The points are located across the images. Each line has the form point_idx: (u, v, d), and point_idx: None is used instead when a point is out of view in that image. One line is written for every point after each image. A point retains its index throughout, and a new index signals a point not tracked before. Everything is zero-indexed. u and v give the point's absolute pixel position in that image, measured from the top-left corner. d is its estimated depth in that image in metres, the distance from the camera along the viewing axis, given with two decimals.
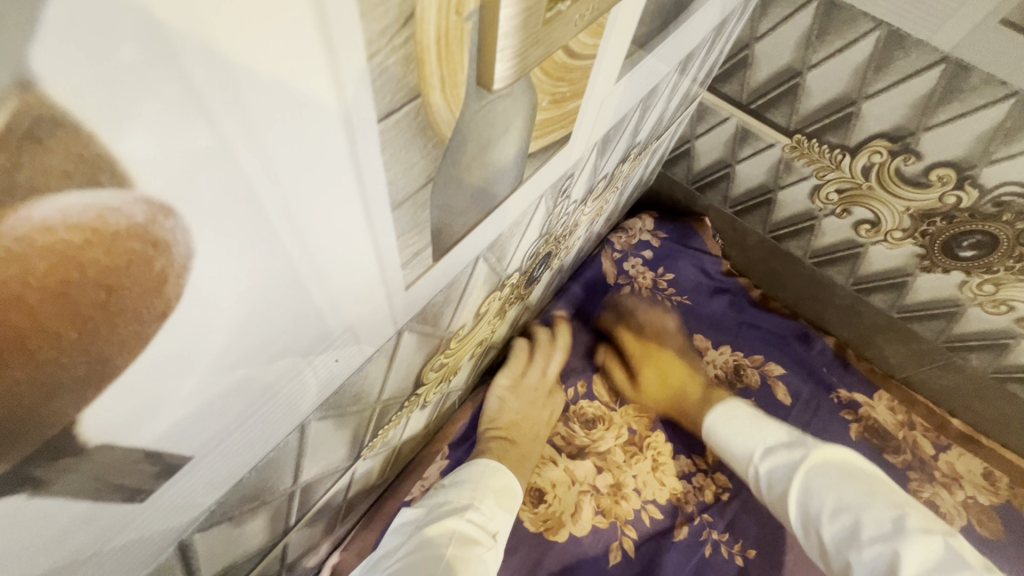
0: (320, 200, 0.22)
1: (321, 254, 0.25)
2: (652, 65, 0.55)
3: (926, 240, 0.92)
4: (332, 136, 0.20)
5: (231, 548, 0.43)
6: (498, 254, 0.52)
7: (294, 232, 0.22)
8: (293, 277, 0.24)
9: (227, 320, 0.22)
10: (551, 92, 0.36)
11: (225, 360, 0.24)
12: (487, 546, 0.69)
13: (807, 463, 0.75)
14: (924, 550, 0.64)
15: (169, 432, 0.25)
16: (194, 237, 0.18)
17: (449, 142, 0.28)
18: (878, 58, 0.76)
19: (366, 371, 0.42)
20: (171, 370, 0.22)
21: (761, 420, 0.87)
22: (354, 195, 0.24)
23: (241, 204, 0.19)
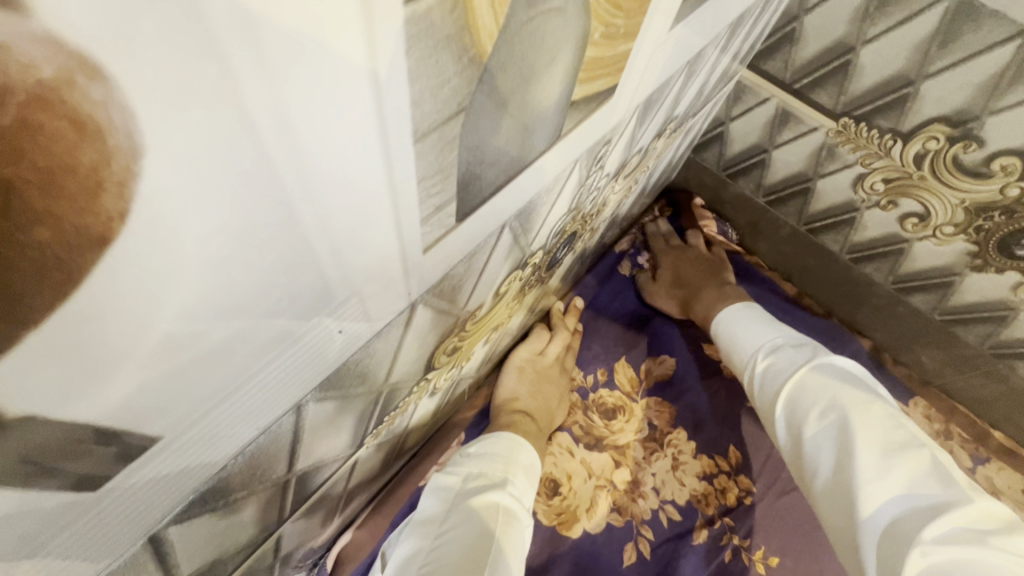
0: (324, 106, 0.17)
1: (322, 187, 0.20)
2: (705, 16, 0.49)
3: (980, 236, 0.85)
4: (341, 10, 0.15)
5: (219, 540, 0.38)
6: (525, 223, 0.47)
7: (287, 147, 0.17)
8: (287, 215, 0.19)
9: (196, 262, 0.17)
10: (606, 21, 0.30)
11: (198, 317, 0.19)
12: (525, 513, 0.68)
13: (808, 364, 0.74)
14: (908, 464, 0.59)
15: (126, 406, 0.20)
16: (141, 126, 0.13)
17: (489, 61, 0.23)
18: (943, 32, 0.69)
19: (375, 348, 0.37)
20: (120, 321, 0.16)
21: (777, 330, 0.87)
22: (367, 110, 0.19)
23: (211, 88, 0.13)
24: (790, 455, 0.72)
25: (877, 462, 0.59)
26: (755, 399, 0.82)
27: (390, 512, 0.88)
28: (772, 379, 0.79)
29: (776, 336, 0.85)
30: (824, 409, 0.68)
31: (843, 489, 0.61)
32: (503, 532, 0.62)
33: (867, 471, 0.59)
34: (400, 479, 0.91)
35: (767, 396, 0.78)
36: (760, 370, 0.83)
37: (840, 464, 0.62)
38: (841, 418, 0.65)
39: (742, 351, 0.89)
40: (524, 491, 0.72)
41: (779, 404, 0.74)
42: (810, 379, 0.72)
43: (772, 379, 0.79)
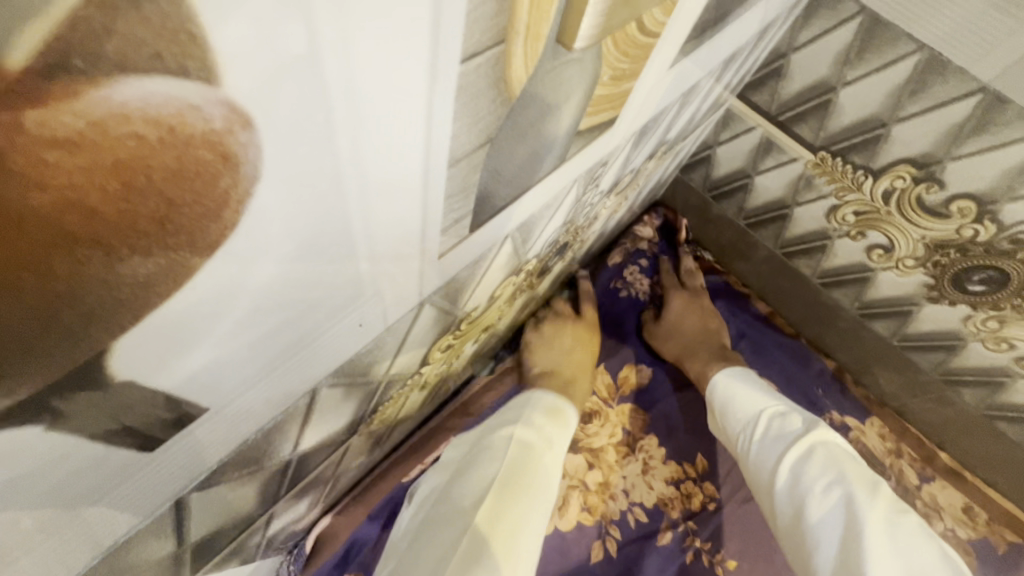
0: (389, 143, 0.20)
1: (374, 205, 0.23)
2: (702, 54, 0.53)
3: (937, 270, 0.92)
4: (418, 71, 0.18)
5: (221, 513, 0.41)
6: (525, 235, 0.50)
7: (355, 173, 0.20)
8: (344, 225, 0.22)
9: (271, 262, 0.20)
10: (615, 66, 0.34)
11: (260, 308, 0.23)
12: (552, 460, 0.73)
13: (811, 440, 0.79)
14: (913, 550, 0.65)
15: (192, 378, 0.23)
16: (264, 157, 0.16)
17: (516, 101, 0.27)
18: (915, 82, 0.75)
19: (383, 341, 0.40)
20: (209, 309, 0.20)
21: (769, 394, 0.91)
22: (420, 143, 0.22)
23: (315, 128, 0.17)
24: (782, 525, 0.76)
25: (887, 550, 0.65)
26: (749, 461, 0.85)
27: (370, 503, 0.91)
28: (769, 451, 0.82)
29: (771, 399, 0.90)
30: (830, 484, 0.73)
31: (849, 560, 0.65)
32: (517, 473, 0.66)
33: (877, 550, 0.64)
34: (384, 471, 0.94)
35: (764, 465, 0.82)
36: (760, 432, 0.86)
37: (846, 543, 0.66)
38: (848, 494, 0.70)
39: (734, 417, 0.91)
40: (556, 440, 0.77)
41: (785, 469, 0.78)
42: (819, 451, 0.77)
43: (771, 448, 0.82)
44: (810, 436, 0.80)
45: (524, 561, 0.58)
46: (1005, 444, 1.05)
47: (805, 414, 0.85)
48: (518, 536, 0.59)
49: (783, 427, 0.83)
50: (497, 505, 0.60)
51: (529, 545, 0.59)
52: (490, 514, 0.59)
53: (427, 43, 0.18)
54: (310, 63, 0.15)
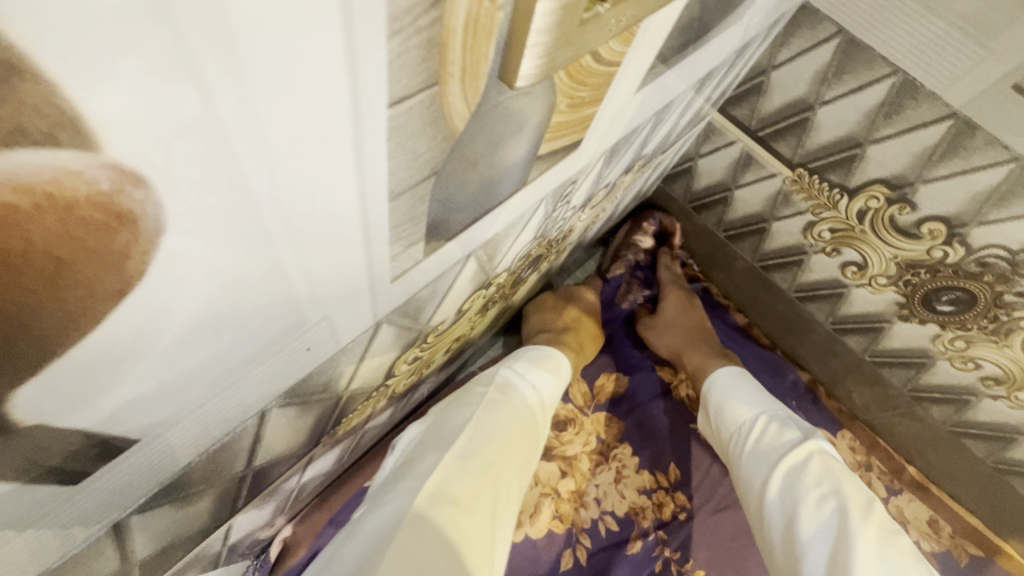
0: (316, 184, 0.20)
1: (307, 241, 0.23)
2: (675, 75, 0.53)
3: (908, 289, 0.93)
4: (338, 116, 0.18)
5: (170, 530, 0.41)
6: (491, 252, 0.50)
7: (280, 215, 0.20)
8: (273, 262, 0.22)
9: (191, 302, 0.20)
10: (572, 95, 0.34)
11: (186, 345, 0.22)
12: (537, 403, 0.74)
13: (806, 449, 0.79)
14: (902, 569, 0.66)
15: (114, 415, 0.22)
16: (169, 210, 0.16)
17: (460, 135, 0.26)
18: (889, 104, 0.76)
19: (339, 360, 0.40)
20: (123, 352, 0.19)
21: (764, 398, 0.91)
22: (353, 180, 0.22)
23: (224, 178, 0.16)
24: (770, 534, 0.77)
25: (877, 569, 0.65)
26: (738, 464, 0.87)
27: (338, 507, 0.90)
28: (761, 458, 0.82)
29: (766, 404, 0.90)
30: (822, 498, 0.73)
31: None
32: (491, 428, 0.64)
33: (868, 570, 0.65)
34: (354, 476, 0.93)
35: (755, 473, 0.82)
36: (751, 439, 0.86)
37: (835, 559, 0.67)
38: (841, 511, 0.71)
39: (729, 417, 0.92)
40: (544, 388, 0.77)
41: (776, 479, 0.78)
42: (813, 463, 0.77)
43: (764, 455, 0.82)
44: (805, 446, 0.79)
45: (501, 491, 0.60)
46: (970, 460, 1.07)
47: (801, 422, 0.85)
48: (497, 468, 0.61)
49: (778, 436, 0.83)
50: (477, 438, 0.62)
51: (505, 477, 0.61)
52: (466, 447, 0.60)
53: (348, 91, 0.17)
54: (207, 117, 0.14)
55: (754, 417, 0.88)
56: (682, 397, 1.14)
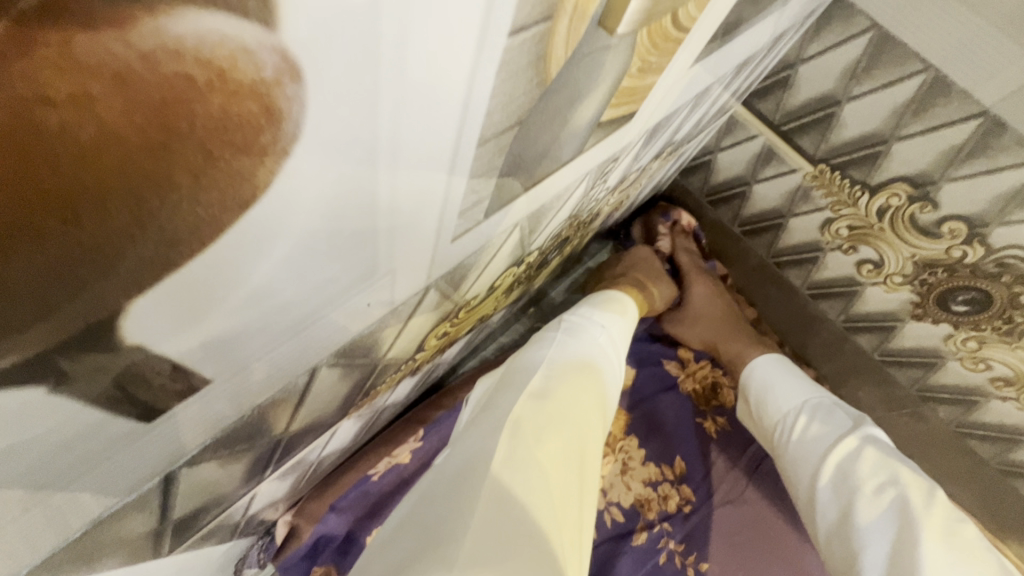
0: (430, 110, 0.19)
1: (404, 176, 0.22)
2: (720, 56, 0.53)
3: (924, 288, 0.94)
4: (471, 31, 0.17)
5: (208, 491, 0.40)
6: (532, 226, 0.50)
7: (391, 140, 0.19)
8: (371, 196, 0.21)
9: (295, 230, 0.19)
10: (643, 59, 0.33)
11: (279, 278, 0.22)
12: (606, 340, 0.80)
13: (858, 438, 0.81)
14: (970, 557, 0.68)
15: (200, 348, 0.21)
16: (308, 113, 0.15)
17: (550, 84, 0.26)
18: (919, 101, 0.76)
19: (386, 324, 0.39)
20: (230, 275, 0.19)
21: (809, 387, 0.93)
22: (459, 112, 0.21)
23: (362, 85, 0.16)
24: (818, 513, 0.81)
25: (945, 562, 0.67)
26: (784, 455, 0.89)
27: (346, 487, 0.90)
28: (811, 445, 0.85)
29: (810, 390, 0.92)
30: (881, 488, 0.76)
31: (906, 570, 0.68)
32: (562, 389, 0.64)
33: (935, 564, 0.67)
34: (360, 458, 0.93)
35: (804, 459, 0.85)
36: (797, 427, 0.88)
37: (900, 550, 0.69)
38: (903, 502, 0.73)
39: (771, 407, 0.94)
40: (610, 329, 0.82)
41: (827, 472, 0.81)
42: (868, 453, 0.79)
43: (815, 442, 0.85)
44: (858, 436, 0.82)
45: (583, 417, 0.63)
46: (973, 461, 1.08)
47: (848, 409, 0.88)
48: (575, 400, 0.63)
49: (827, 426, 0.85)
50: (555, 374, 0.66)
51: (585, 409, 0.64)
52: (544, 385, 0.63)
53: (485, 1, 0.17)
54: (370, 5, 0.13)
55: (801, 401, 0.90)
56: (688, 391, 1.16)
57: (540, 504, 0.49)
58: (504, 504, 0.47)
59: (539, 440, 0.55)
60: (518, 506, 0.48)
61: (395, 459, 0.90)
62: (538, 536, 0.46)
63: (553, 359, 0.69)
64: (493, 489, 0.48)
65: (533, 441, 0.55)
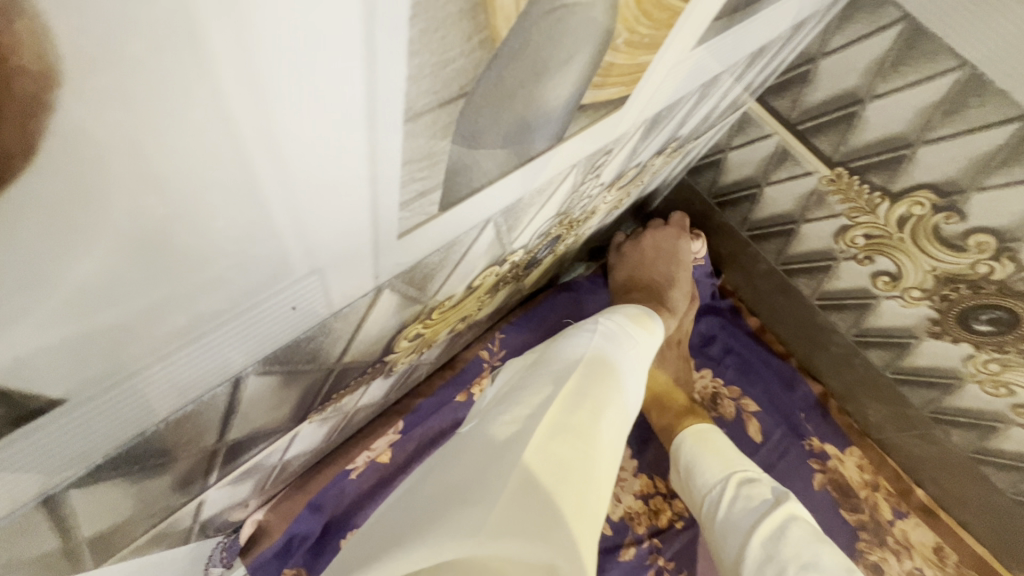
0: (312, 66, 0.15)
1: (295, 153, 0.18)
2: (732, 40, 0.47)
3: (943, 305, 0.87)
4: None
5: (131, 503, 0.36)
6: (511, 222, 0.45)
7: (255, 104, 0.15)
8: (247, 176, 0.17)
9: (131, 213, 0.15)
10: (631, 27, 0.28)
11: (124, 276, 0.18)
12: (641, 356, 0.66)
13: (778, 513, 0.73)
14: None
15: (26, 358, 0.18)
16: (75, 48, 0.11)
17: (501, 46, 0.21)
18: (949, 101, 0.69)
19: (331, 328, 0.35)
20: (28, 269, 0.15)
21: (738, 456, 0.85)
22: (360, 72, 0.16)
23: (160, 8, 0.11)
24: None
25: None
26: (716, 540, 0.79)
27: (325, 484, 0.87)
28: (739, 519, 0.76)
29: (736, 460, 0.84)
30: (806, 569, 0.67)
31: None
32: (600, 400, 0.53)
33: None
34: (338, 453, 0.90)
35: (733, 534, 0.76)
36: (727, 500, 0.79)
37: None
38: None
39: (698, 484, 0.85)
40: (646, 345, 0.68)
41: (748, 559, 0.71)
42: (794, 530, 0.71)
43: (740, 517, 0.76)
44: (782, 510, 0.74)
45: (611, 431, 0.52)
46: (987, 489, 1.02)
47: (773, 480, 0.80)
48: (606, 412, 0.52)
49: (747, 499, 0.77)
50: (598, 391, 0.54)
51: (614, 426, 0.53)
52: (586, 396, 0.52)
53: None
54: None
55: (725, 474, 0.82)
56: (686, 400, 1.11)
57: (569, 494, 0.44)
58: (528, 486, 0.42)
59: (572, 435, 0.48)
60: (545, 493, 0.43)
61: (373, 452, 0.90)
62: (558, 521, 0.42)
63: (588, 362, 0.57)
64: (520, 476, 0.42)
65: (569, 445, 0.47)
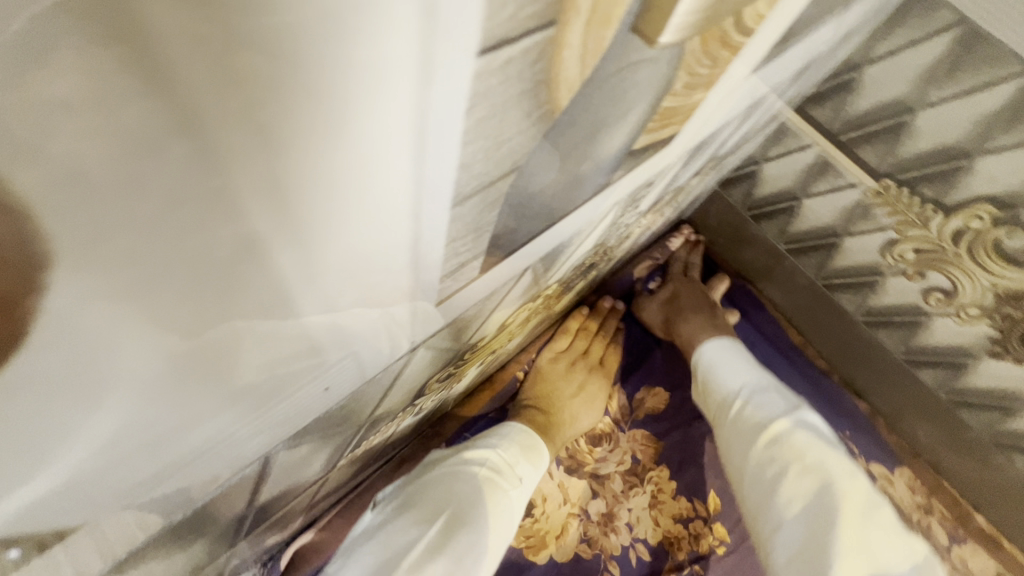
0: (346, 178, 0.13)
1: (333, 260, 0.16)
2: (784, 62, 0.43)
3: (1005, 324, 0.81)
4: (375, 57, 0.11)
5: (165, 568, 0.35)
6: (549, 265, 0.42)
7: (282, 222, 0.13)
8: (277, 289, 0.16)
9: (156, 341, 0.15)
10: (693, 70, 0.25)
11: (161, 394, 0.17)
12: (519, 498, 0.74)
13: (789, 419, 0.80)
14: (888, 545, 0.70)
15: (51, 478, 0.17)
16: (74, 200, 0.10)
17: (560, 115, 0.18)
18: (1013, 109, 0.65)
19: (363, 394, 0.33)
20: (54, 402, 0.14)
21: (756, 370, 0.91)
22: (404, 176, 0.14)
23: (167, 149, 0.10)
24: (744, 480, 0.80)
25: (852, 547, 0.67)
26: (723, 435, 0.86)
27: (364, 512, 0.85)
28: (746, 425, 0.83)
29: (756, 372, 0.89)
30: (803, 471, 0.74)
31: (818, 551, 0.68)
32: (458, 539, 0.62)
33: (847, 544, 0.67)
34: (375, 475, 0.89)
35: (740, 436, 0.83)
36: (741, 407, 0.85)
37: (817, 534, 0.69)
38: (823, 484, 0.73)
39: (717, 389, 0.91)
40: (526, 478, 0.78)
41: (754, 449, 0.80)
42: (797, 433, 0.79)
43: (751, 421, 0.83)
44: (790, 419, 0.80)
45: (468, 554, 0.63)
46: None
47: (788, 394, 0.86)
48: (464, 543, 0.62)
49: (764, 407, 0.83)
50: (470, 522, 0.64)
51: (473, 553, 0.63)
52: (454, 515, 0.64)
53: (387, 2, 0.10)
54: (110, 20, 0.08)
55: (744, 384, 0.88)
56: None
57: None
58: None
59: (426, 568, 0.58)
60: None
61: None
62: None
63: (464, 501, 0.66)
64: None
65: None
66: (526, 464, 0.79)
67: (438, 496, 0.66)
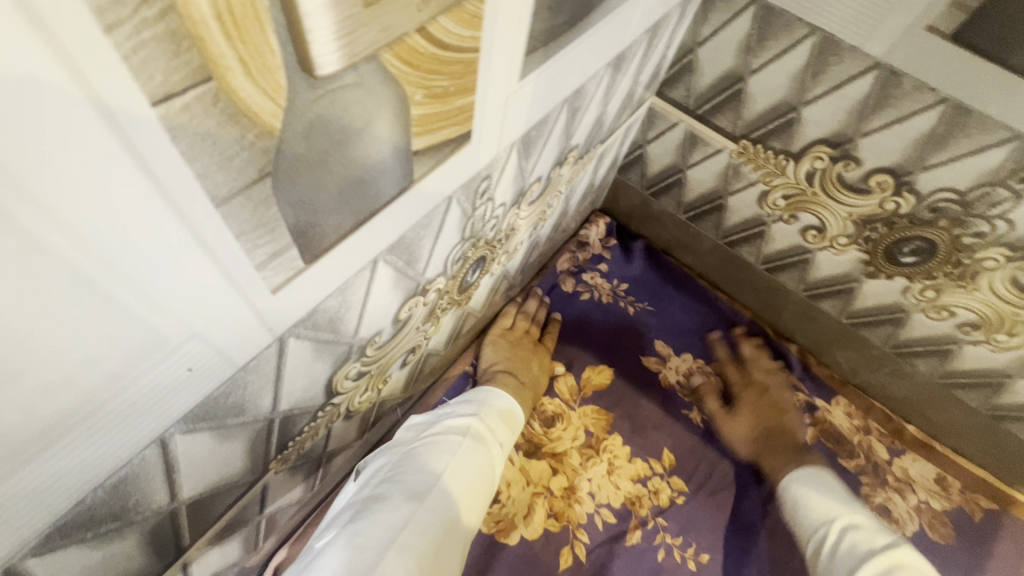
0: (83, 180, 0.20)
1: (108, 240, 0.23)
2: (569, 63, 0.53)
3: (870, 245, 0.92)
4: (39, 92, 0.17)
5: (97, 571, 0.40)
6: (407, 258, 0.51)
7: (44, 215, 0.20)
8: (70, 267, 0.22)
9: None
10: (425, 85, 0.34)
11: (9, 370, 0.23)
12: (500, 459, 0.79)
13: (880, 558, 0.75)
14: None
15: None
16: None
17: (282, 134, 0.26)
18: (813, 64, 0.77)
19: (246, 381, 0.40)
20: None
21: (841, 497, 0.89)
22: (126, 165, 0.21)
23: None
24: None
25: None
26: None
27: None
28: (843, 563, 0.78)
29: (840, 506, 0.86)
30: None
31: None
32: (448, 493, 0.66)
33: None
34: (342, 487, 0.94)
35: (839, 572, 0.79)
36: (832, 546, 0.81)
37: None
38: None
39: (807, 520, 0.88)
40: (504, 440, 0.82)
41: None
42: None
43: (845, 563, 0.78)
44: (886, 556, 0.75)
45: (463, 503, 0.67)
46: (968, 412, 1.04)
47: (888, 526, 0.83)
48: (455, 497, 0.66)
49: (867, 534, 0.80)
50: (455, 493, 0.67)
51: (464, 508, 0.67)
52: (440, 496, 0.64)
53: (26, 57, 0.16)
54: None
55: (838, 515, 0.85)
56: (672, 383, 1.17)
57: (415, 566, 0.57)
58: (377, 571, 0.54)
59: (418, 524, 0.60)
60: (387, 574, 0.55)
61: None
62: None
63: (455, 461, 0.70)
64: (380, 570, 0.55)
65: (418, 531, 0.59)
66: (503, 430, 0.84)
67: (426, 459, 0.69)
